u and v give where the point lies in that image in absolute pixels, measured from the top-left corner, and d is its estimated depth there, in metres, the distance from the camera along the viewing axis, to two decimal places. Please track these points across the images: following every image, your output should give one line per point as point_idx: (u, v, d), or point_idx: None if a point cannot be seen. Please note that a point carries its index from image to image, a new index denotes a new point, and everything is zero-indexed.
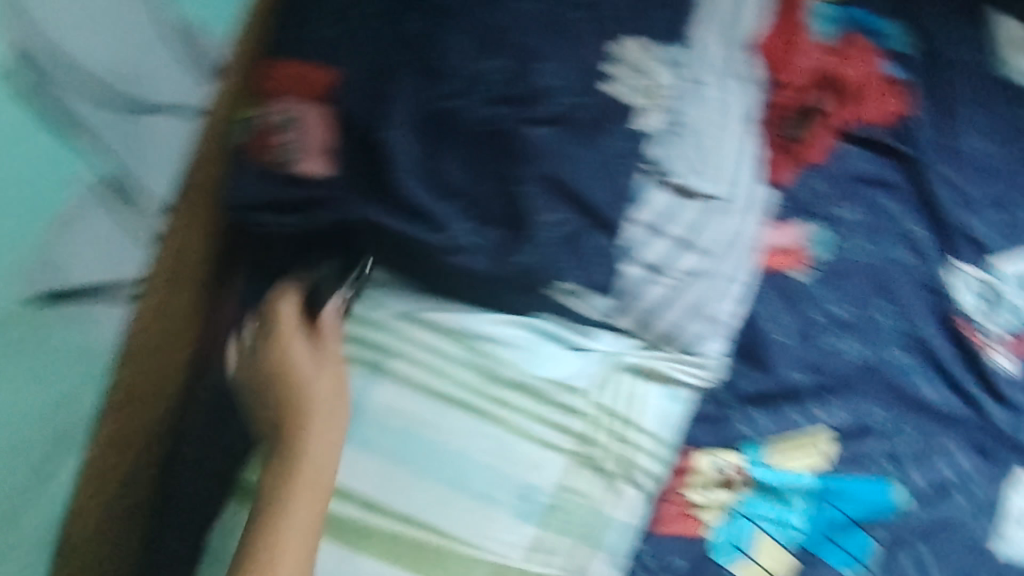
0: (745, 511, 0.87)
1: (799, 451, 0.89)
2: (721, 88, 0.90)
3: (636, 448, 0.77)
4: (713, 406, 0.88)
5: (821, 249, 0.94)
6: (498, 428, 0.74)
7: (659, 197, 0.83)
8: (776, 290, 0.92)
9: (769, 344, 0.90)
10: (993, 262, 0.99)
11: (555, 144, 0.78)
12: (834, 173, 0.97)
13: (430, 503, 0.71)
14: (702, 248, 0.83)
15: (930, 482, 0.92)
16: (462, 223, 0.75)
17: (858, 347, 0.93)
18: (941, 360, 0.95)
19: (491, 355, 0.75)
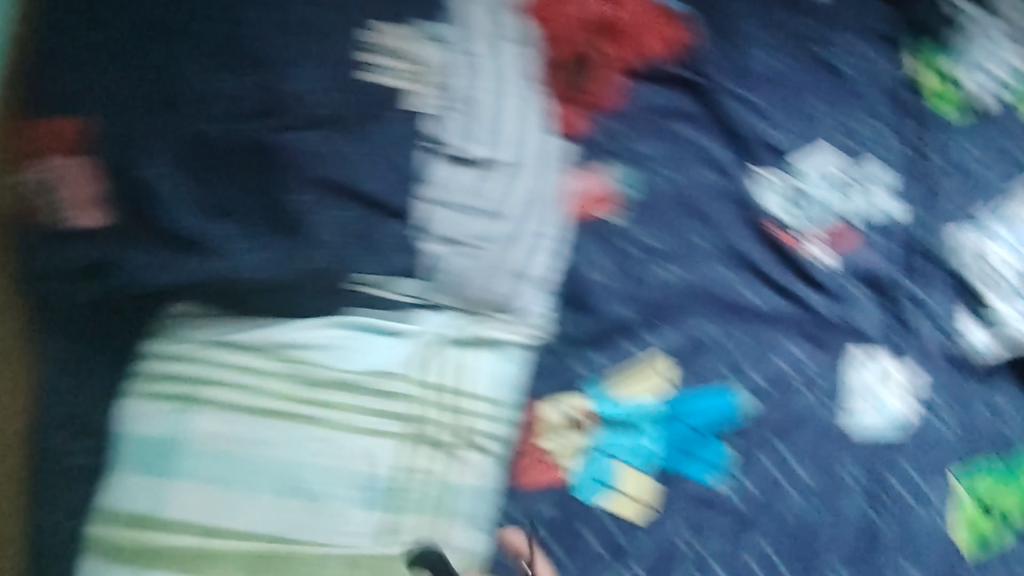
0: (597, 447, 0.90)
1: (639, 379, 0.93)
2: (491, 60, 0.92)
3: (466, 415, 0.85)
4: (548, 355, 0.91)
5: (630, 191, 0.99)
6: (321, 428, 0.79)
7: (445, 171, 0.87)
8: (588, 234, 0.95)
9: (588, 285, 0.93)
10: (793, 164, 1.05)
11: (321, 148, 0.82)
12: (627, 115, 1.02)
13: (270, 515, 0.75)
14: (497, 212, 0.88)
15: (771, 381, 0.95)
16: (239, 238, 0.80)
17: (676, 270, 0.97)
18: (760, 265, 1.00)
19: (306, 361, 0.81)
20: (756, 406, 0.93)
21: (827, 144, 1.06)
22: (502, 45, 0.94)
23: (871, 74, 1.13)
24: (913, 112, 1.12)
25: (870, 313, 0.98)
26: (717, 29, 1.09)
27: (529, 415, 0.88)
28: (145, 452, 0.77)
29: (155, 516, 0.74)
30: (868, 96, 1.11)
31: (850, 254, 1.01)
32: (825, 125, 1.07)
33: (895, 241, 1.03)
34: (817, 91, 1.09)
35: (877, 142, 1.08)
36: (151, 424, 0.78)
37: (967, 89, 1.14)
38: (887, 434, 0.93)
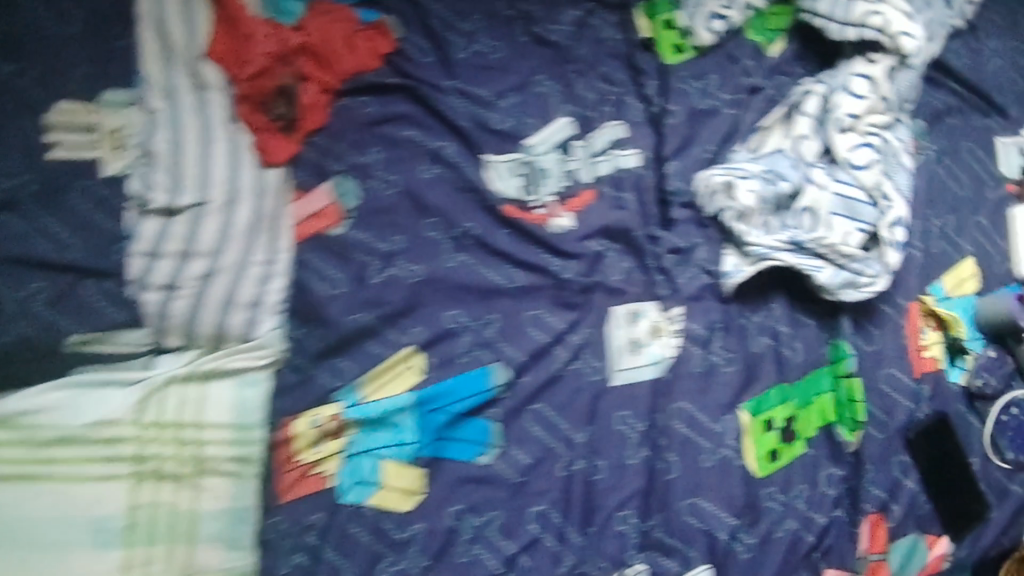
0: (360, 449, 0.96)
1: (391, 377, 0.98)
2: (181, 107, 0.94)
3: (202, 445, 0.90)
4: (295, 373, 0.95)
5: (349, 200, 1.00)
6: (50, 483, 0.84)
7: (146, 224, 0.91)
8: (320, 251, 0.98)
9: (322, 301, 0.96)
10: (522, 141, 1.06)
11: (13, 228, 0.86)
12: (342, 131, 1.02)
13: (8, 572, 0.80)
14: (207, 251, 0.92)
15: (527, 353, 1.00)
16: None
17: (413, 267, 1.00)
18: (498, 246, 1.02)
19: (30, 425, 0.85)
20: (506, 377, 0.99)
21: (564, 117, 1.08)
22: (197, 94, 0.95)
23: (591, 37, 1.12)
24: (641, 66, 1.12)
25: (621, 267, 1.05)
26: (423, 25, 1.07)
27: (285, 433, 0.94)
28: None
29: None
30: (591, 60, 1.11)
31: (587, 217, 1.05)
32: (551, 97, 1.08)
33: (632, 195, 1.07)
34: (537, 65, 1.09)
35: (606, 102, 1.10)
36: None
37: (698, 40, 1.13)
38: (652, 374, 1.04)
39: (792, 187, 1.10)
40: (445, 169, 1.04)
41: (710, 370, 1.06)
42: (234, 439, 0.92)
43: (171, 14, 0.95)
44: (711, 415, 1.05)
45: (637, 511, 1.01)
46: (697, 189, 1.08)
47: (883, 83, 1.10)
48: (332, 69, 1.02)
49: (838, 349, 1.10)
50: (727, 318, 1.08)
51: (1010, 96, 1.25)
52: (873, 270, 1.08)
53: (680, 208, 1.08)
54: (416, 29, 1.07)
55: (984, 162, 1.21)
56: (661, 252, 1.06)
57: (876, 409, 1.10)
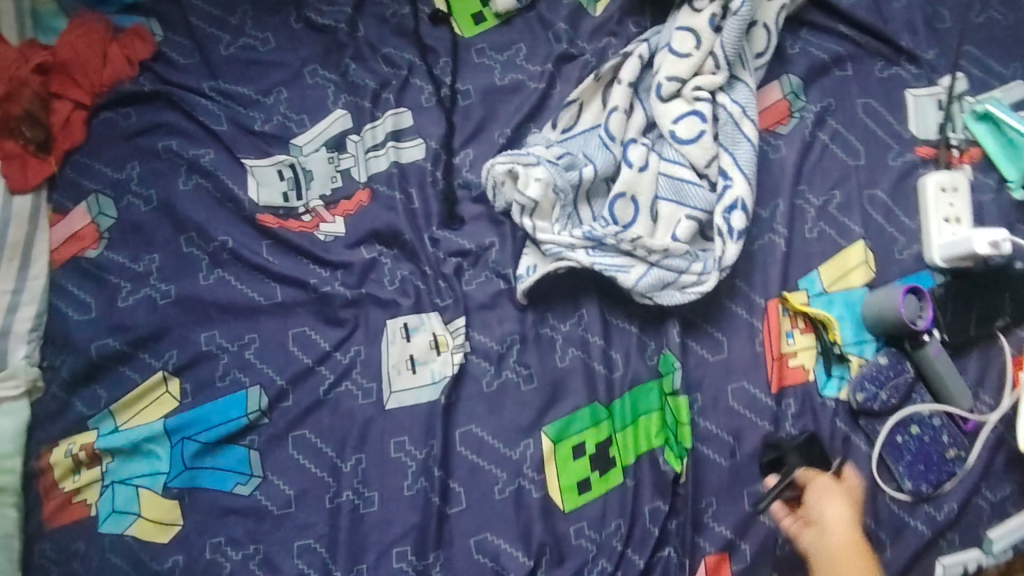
0: (115, 479, 0.93)
1: (147, 402, 0.94)
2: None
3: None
4: (53, 401, 0.95)
5: (103, 220, 0.99)
6: None
7: None
8: (78, 275, 0.98)
9: (73, 327, 0.96)
10: (290, 142, 1.02)
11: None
12: (97, 146, 1.02)
13: None
14: None
15: (287, 375, 0.94)
16: None
17: (167, 287, 0.97)
18: (257, 259, 0.97)
19: None
20: (262, 403, 0.93)
21: (337, 112, 1.03)
22: None
23: (374, 15, 1.07)
24: (427, 42, 1.06)
25: (394, 275, 0.97)
26: (185, 25, 1.06)
27: (42, 463, 0.93)
28: None
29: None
30: (371, 40, 1.06)
31: (357, 220, 0.99)
32: (327, 89, 1.04)
33: (412, 193, 1.00)
34: (307, 55, 1.06)
35: (383, 92, 1.04)
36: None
37: (498, 6, 1.07)
38: (430, 397, 0.93)
39: (599, 170, 0.95)
40: (206, 179, 1.00)
41: (504, 389, 0.94)
42: None
43: None
44: (505, 441, 0.92)
45: (414, 546, 0.88)
46: (485, 180, 0.98)
47: (706, 36, 0.95)
48: (82, 83, 1.02)
49: (665, 362, 0.94)
50: (525, 329, 0.95)
51: (886, 43, 1.04)
52: (703, 267, 0.91)
53: (469, 204, 1.01)
54: (177, 36, 1.06)
55: (859, 124, 1.01)
56: (442, 257, 0.98)
57: (719, 431, 0.92)
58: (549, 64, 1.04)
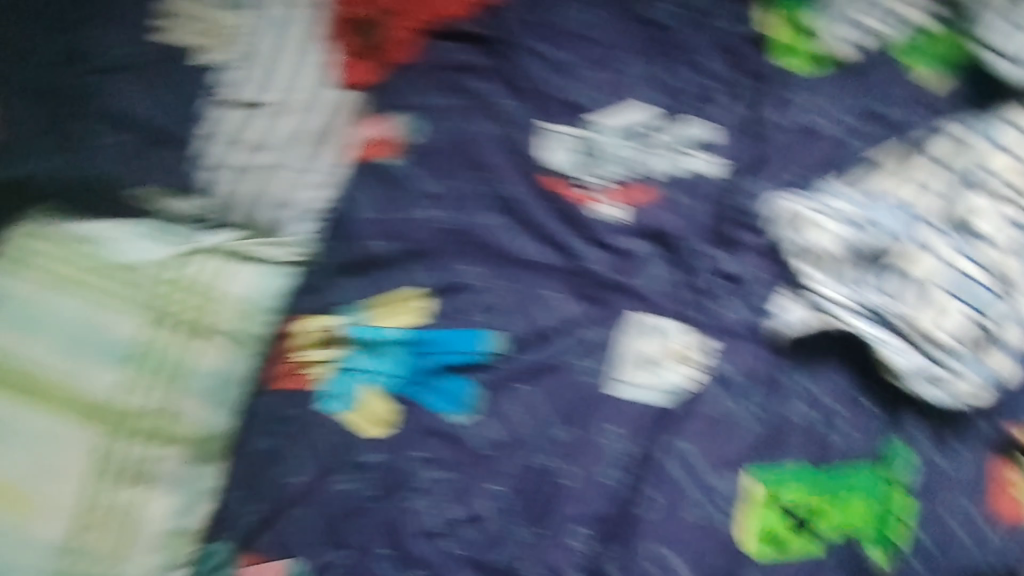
0: (349, 365, 1.01)
1: (397, 310, 1.01)
2: (280, 26, 1.07)
3: (209, 309, 0.98)
4: (313, 277, 1.04)
5: (413, 136, 1.08)
6: (87, 295, 0.96)
7: (227, 115, 1.03)
8: (374, 175, 1.07)
9: (352, 219, 1.05)
10: (580, 115, 1.06)
11: (115, 88, 1.03)
12: (422, 67, 1.11)
13: (30, 356, 0.94)
14: (264, 146, 1.03)
15: (529, 329, 0.99)
16: (47, 154, 1.01)
17: (446, 214, 1.03)
18: (531, 216, 1.01)
19: (89, 246, 0.98)
20: (504, 347, 0.99)
21: (637, 101, 1.07)
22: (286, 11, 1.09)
23: (698, 25, 1.12)
24: (744, 66, 1.10)
25: (650, 275, 0.99)
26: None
27: (288, 328, 1.03)
28: None
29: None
30: (690, 47, 1.10)
31: (641, 211, 1.01)
32: (634, 78, 1.08)
33: (688, 200, 1.02)
34: (631, 43, 1.10)
35: (688, 97, 1.07)
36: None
37: (840, 53, 1.11)
38: (655, 400, 0.96)
39: (892, 241, 0.93)
40: (506, 127, 1.06)
41: (725, 418, 0.94)
42: (244, 314, 0.99)
43: None
44: (713, 466, 0.92)
45: (596, 532, 0.92)
46: (766, 213, 0.99)
47: None
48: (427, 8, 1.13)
49: (888, 445, 0.93)
50: (764, 369, 0.96)
51: None
52: (965, 370, 0.88)
53: (747, 233, 1.01)
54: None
55: None
56: (704, 272, 1.00)
57: (931, 540, 0.88)
58: (855, 121, 1.06)
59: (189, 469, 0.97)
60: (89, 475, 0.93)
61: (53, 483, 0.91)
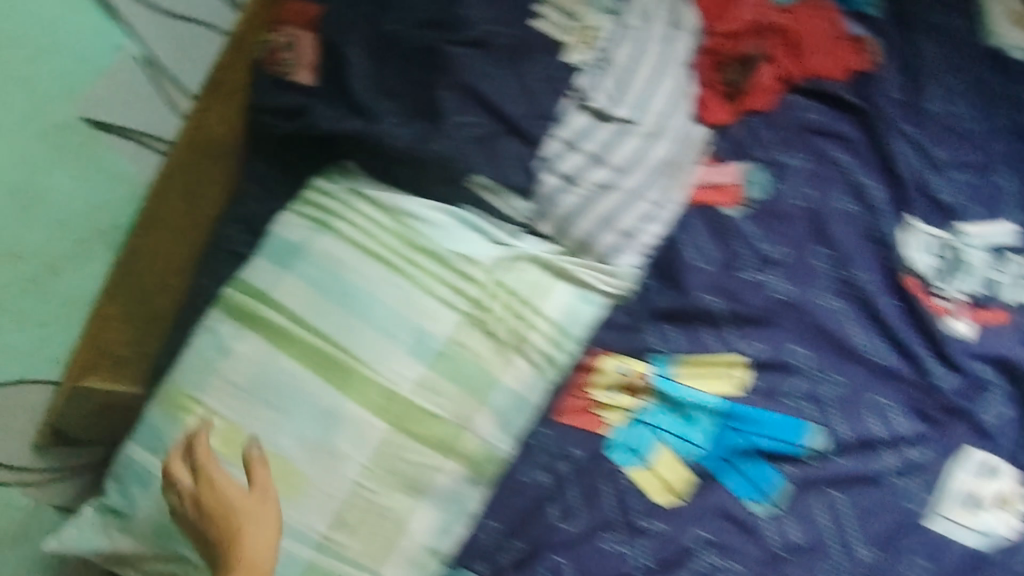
0: (647, 419, 0.93)
1: (713, 374, 0.93)
2: (663, 46, 0.95)
3: (529, 327, 0.90)
4: (626, 316, 0.94)
5: (755, 189, 0.96)
6: (405, 280, 0.89)
7: (583, 121, 0.92)
8: (706, 223, 0.96)
9: (686, 266, 0.94)
10: (955, 223, 0.94)
11: (478, 64, 0.90)
12: (781, 122, 0.97)
13: (336, 330, 0.88)
14: (615, 166, 0.91)
15: (853, 434, 0.91)
16: (395, 117, 0.90)
17: (785, 284, 0.93)
18: (879, 312, 0.92)
19: (415, 229, 0.91)
20: (821, 445, 0.91)
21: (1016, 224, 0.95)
22: (668, 30, 0.96)
23: None
24: None
25: (1000, 412, 0.89)
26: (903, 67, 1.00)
27: (588, 362, 0.94)
28: (270, 249, 0.92)
29: (265, 294, 0.90)
30: None
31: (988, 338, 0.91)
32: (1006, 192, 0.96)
33: None
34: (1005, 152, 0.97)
35: None
36: (291, 230, 0.92)
37: None
38: (979, 543, 0.86)
39: None
40: (863, 208, 0.95)
41: None
42: (556, 339, 0.92)
43: None
44: None
45: None
46: None
47: None
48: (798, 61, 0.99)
49: None
50: None
51: None
52: None
53: None
54: (892, 62, 1.00)
55: None
56: None
57: None
58: None
59: (464, 487, 0.90)
60: (364, 473, 0.86)
61: (329, 472, 0.85)
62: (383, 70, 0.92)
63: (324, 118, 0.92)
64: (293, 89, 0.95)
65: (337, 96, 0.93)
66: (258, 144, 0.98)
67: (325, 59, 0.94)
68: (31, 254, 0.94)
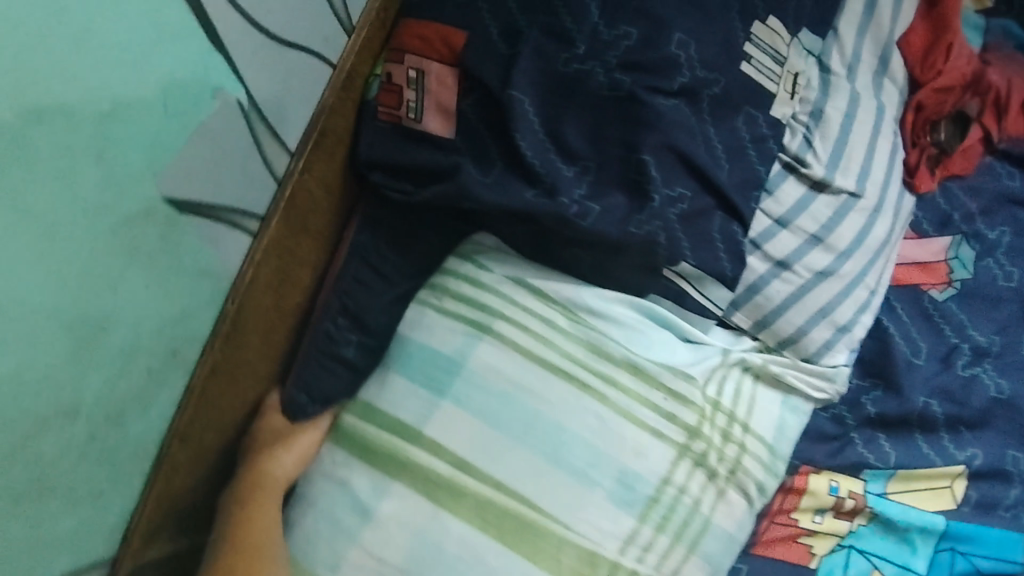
0: (858, 545, 0.78)
1: (927, 486, 0.79)
2: (877, 101, 0.80)
3: (743, 452, 0.72)
4: (833, 424, 0.80)
5: (958, 267, 0.84)
6: (603, 403, 0.67)
7: (795, 190, 0.74)
8: (913, 309, 0.83)
9: (899, 363, 0.80)
10: None
11: (690, 122, 0.66)
12: (983, 189, 0.87)
13: (519, 477, 0.64)
14: (836, 250, 0.75)
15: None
16: (581, 186, 0.64)
17: (998, 380, 0.81)
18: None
19: (602, 331, 0.70)
20: None
21: None
22: (873, 78, 0.81)
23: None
24: None
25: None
26: None
27: (792, 483, 0.78)
28: (410, 360, 0.69)
29: (412, 430, 0.66)
30: None
31: None
32: None
33: None
34: None
35: None
36: (438, 338, 0.69)
37: None
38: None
39: None
40: None
41: None
42: (769, 462, 0.73)
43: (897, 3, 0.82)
44: None
45: None
46: None
47: None
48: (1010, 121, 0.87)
49: None
50: None
51: None
52: None
53: None
54: None
55: None
56: None
57: None
58: None
59: None
60: None
61: None
62: (565, 121, 0.65)
63: (478, 187, 0.65)
64: (422, 141, 0.70)
65: (490, 155, 0.67)
66: (373, 214, 0.74)
67: (472, 100, 0.68)
68: (86, 406, 0.54)
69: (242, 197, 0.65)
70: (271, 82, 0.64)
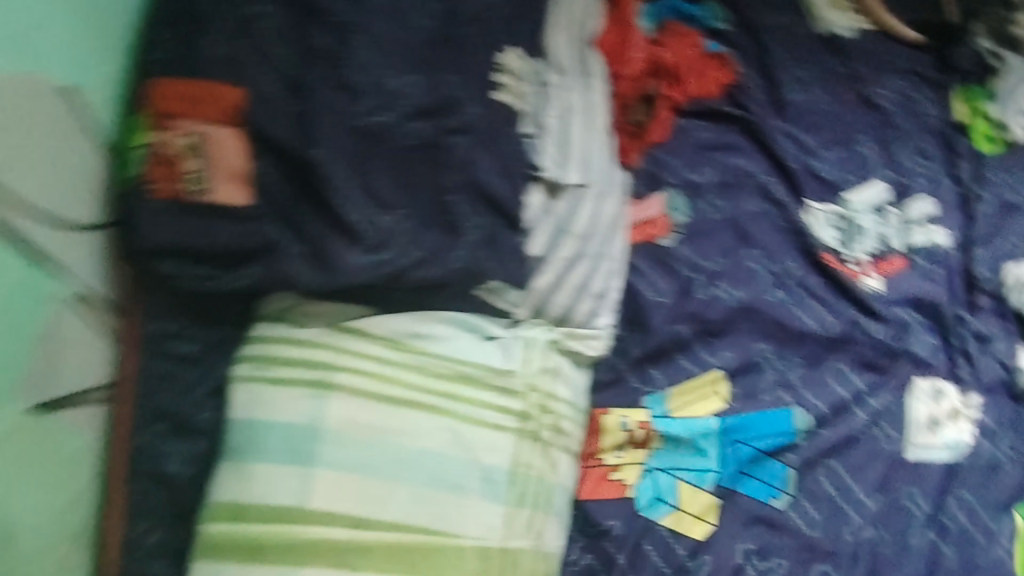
0: (659, 465, 0.95)
1: (701, 396, 0.99)
2: (586, 100, 0.99)
3: (560, 419, 0.81)
4: (610, 372, 0.99)
5: (679, 215, 1.10)
6: (446, 418, 0.75)
7: (534, 195, 0.91)
8: (651, 259, 1.06)
9: (649, 306, 1.02)
10: (842, 195, 1.18)
11: (473, 155, 0.78)
12: (678, 148, 1.15)
13: (398, 504, 0.71)
14: (579, 233, 0.92)
15: (826, 404, 1.01)
16: (403, 234, 0.73)
17: (731, 291, 1.05)
18: (813, 290, 1.09)
19: (428, 352, 0.77)
20: (808, 423, 0.99)
21: (876, 180, 1.20)
22: (583, 78, 1.01)
23: (911, 110, 1.28)
24: (956, 146, 1.26)
25: (925, 342, 1.08)
26: (762, 64, 1.26)
27: (591, 426, 0.96)
28: (275, 439, 0.71)
29: (298, 508, 0.69)
30: (908, 133, 1.26)
31: (898, 280, 1.12)
32: (871, 158, 1.22)
33: (940, 270, 1.15)
34: (859, 124, 1.25)
35: (909, 180, 1.21)
36: (285, 411, 0.72)
37: (1012, 135, 1.27)
38: (943, 456, 1.01)
39: None
40: (769, 207, 1.14)
41: (996, 468, 1.02)
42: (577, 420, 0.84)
43: (587, 16, 1.06)
44: (992, 513, 0.98)
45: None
46: (1008, 281, 1.14)
47: None
48: (683, 90, 1.18)
49: None
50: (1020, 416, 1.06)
51: None
52: None
53: (985, 297, 1.14)
54: (747, 71, 1.25)
55: None
56: (966, 333, 1.10)
57: None
58: None
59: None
60: None
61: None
62: (371, 167, 0.73)
63: (294, 263, 0.70)
64: (215, 214, 0.69)
65: (298, 218, 0.71)
66: (158, 307, 0.73)
67: (265, 162, 0.71)
68: None
69: (85, 369, 0.70)
70: (75, 255, 0.68)
